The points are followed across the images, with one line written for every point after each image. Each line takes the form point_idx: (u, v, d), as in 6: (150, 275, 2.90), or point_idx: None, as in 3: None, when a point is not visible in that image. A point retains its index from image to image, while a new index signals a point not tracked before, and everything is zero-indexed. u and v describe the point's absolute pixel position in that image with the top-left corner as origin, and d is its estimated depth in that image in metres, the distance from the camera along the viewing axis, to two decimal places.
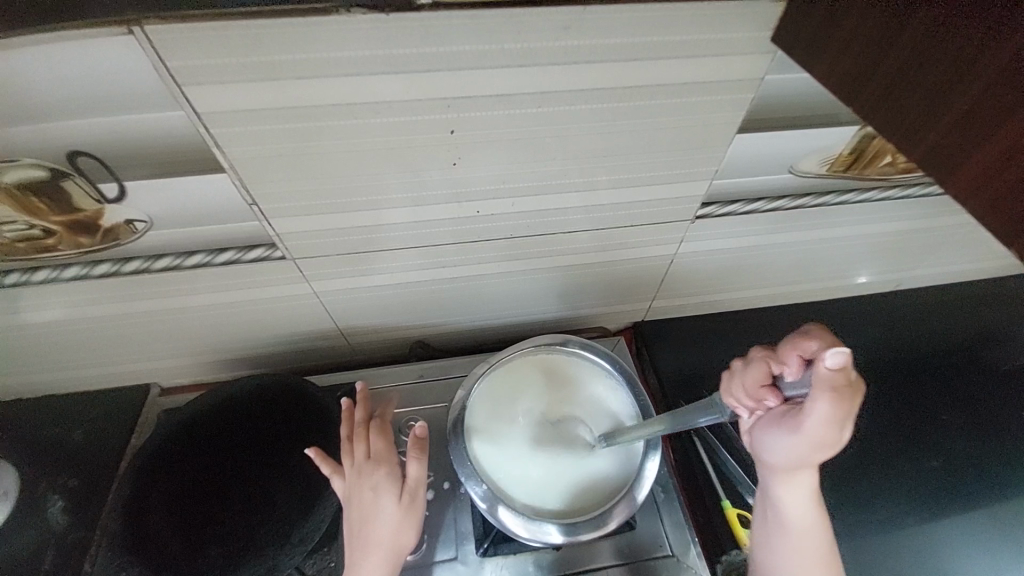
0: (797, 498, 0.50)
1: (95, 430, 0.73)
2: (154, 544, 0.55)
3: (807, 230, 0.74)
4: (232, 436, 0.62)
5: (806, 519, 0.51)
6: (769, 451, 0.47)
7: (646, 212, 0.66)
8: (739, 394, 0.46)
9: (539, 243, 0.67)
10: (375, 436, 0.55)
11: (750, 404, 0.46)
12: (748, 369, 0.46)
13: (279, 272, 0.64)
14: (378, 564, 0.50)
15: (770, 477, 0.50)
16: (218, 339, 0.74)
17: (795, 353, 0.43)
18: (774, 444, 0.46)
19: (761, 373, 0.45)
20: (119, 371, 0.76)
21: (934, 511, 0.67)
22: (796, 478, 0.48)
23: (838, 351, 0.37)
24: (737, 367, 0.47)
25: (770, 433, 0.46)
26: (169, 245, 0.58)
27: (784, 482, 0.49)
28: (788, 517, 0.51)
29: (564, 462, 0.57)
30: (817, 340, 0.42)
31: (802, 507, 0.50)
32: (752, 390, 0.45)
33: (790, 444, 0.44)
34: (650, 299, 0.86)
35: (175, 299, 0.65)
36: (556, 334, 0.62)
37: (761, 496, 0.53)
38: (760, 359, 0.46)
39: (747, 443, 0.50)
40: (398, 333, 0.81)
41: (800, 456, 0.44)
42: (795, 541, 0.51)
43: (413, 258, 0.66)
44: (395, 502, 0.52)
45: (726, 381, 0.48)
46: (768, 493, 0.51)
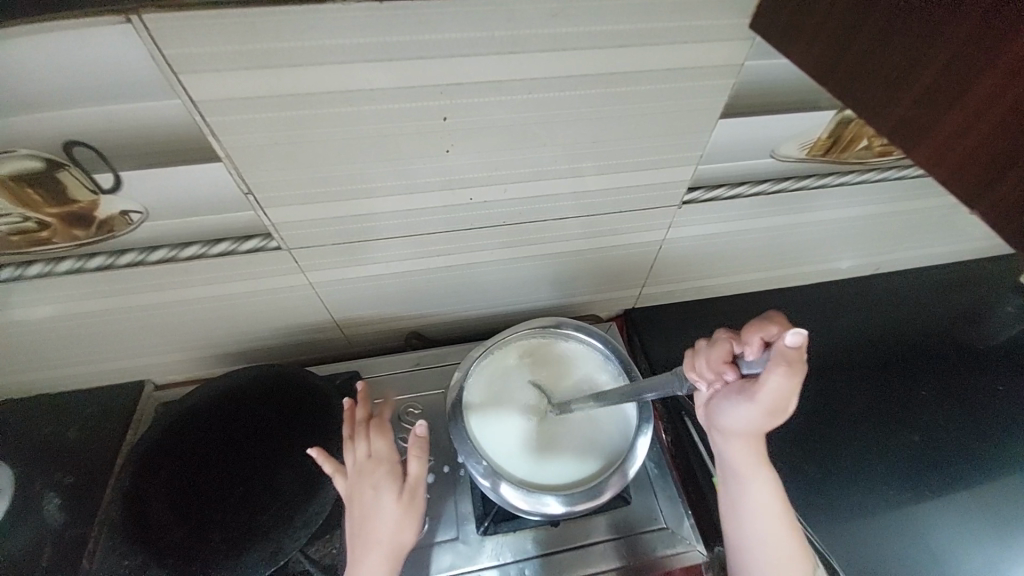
0: (753, 464, 0.52)
1: (88, 428, 0.73)
2: (154, 533, 0.55)
3: (788, 215, 0.77)
4: (227, 425, 0.63)
5: (761, 484, 0.53)
6: (721, 419, 0.49)
7: (633, 197, 0.67)
8: (700, 367, 0.46)
9: (531, 230, 0.69)
10: (377, 434, 0.55)
11: (710, 379, 0.46)
12: (713, 346, 0.47)
13: (275, 263, 0.64)
14: (377, 562, 0.50)
15: (718, 445, 0.53)
16: (212, 334, 0.75)
17: (757, 335, 0.45)
18: (728, 413, 0.48)
19: (725, 351, 0.46)
20: (112, 367, 0.76)
21: (914, 481, 0.70)
22: (745, 443, 0.51)
23: (796, 331, 0.39)
24: (701, 345, 0.48)
25: (727, 403, 0.48)
26: (163, 236, 0.58)
27: (745, 455, 0.52)
28: (744, 482, 0.53)
29: (557, 439, 0.58)
30: (778, 325, 0.45)
31: (760, 478, 0.52)
32: (714, 364, 0.46)
33: (743, 414, 0.47)
34: (640, 285, 0.88)
35: (169, 292, 0.65)
36: (550, 318, 0.64)
37: (724, 479, 0.55)
38: (724, 339, 0.47)
39: (703, 414, 0.52)
40: (392, 324, 0.82)
41: (751, 422, 0.47)
42: (755, 511, 0.53)
43: (408, 247, 0.67)
44: (395, 500, 0.52)
45: (690, 356, 0.48)
46: (722, 462, 0.54)
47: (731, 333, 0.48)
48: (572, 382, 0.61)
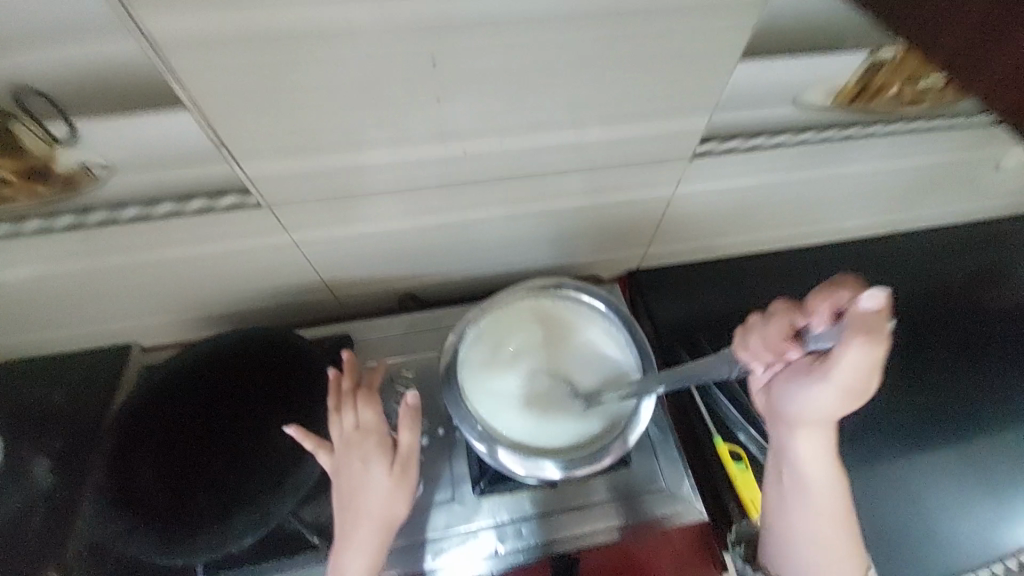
0: (816, 451, 0.45)
1: (77, 391, 0.72)
2: (143, 496, 0.56)
3: (805, 169, 0.72)
4: (210, 390, 0.61)
5: (823, 478, 0.47)
6: (791, 405, 0.43)
7: (641, 150, 0.62)
8: (756, 347, 0.41)
9: (530, 185, 0.64)
10: (363, 404, 0.54)
11: (767, 359, 0.40)
12: (771, 321, 0.41)
13: (256, 222, 0.60)
14: (370, 532, 0.51)
15: (781, 434, 0.46)
16: (198, 296, 0.72)
17: (826, 302, 0.38)
18: (800, 397, 0.42)
19: (785, 325, 0.40)
20: (98, 329, 0.74)
21: (920, 441, 0.69)
22: (815, 432, 0.45)
23: (876, 292, 0.34)
24: (756, 321, 0.42)
25: (793, 387, 0.42)
26: (131, 191, 0.55)
27: (808, 441, 0.45)
28: (803, 476, 0.47)
29: (558, 403, 0.56)
30: (849, 290, 0.38)
31: (821, 465, 0.46)
32: (774, 342, 0.40)
33: (815, 397, 0.41)
34: (645, 245, 0.84)
35: (146, 253, 0.62)
36: (550, 278, 0.61)
37: (777, 463, 0.49)
38: (784, 312, 0.41)
39: (761, 399, 0.47)
40: (386, 285, 0.79)
41: (827, 406, 0.41)
42: (812, 499, 0.48)
43: (398, 203, 0.62)
44: (387, 472, 0.52)
45: (743, 334, 0.42)
46: (779, 452, 0.48)
47: (790, 302, 0.42)
48: (572, 346, 0.59)
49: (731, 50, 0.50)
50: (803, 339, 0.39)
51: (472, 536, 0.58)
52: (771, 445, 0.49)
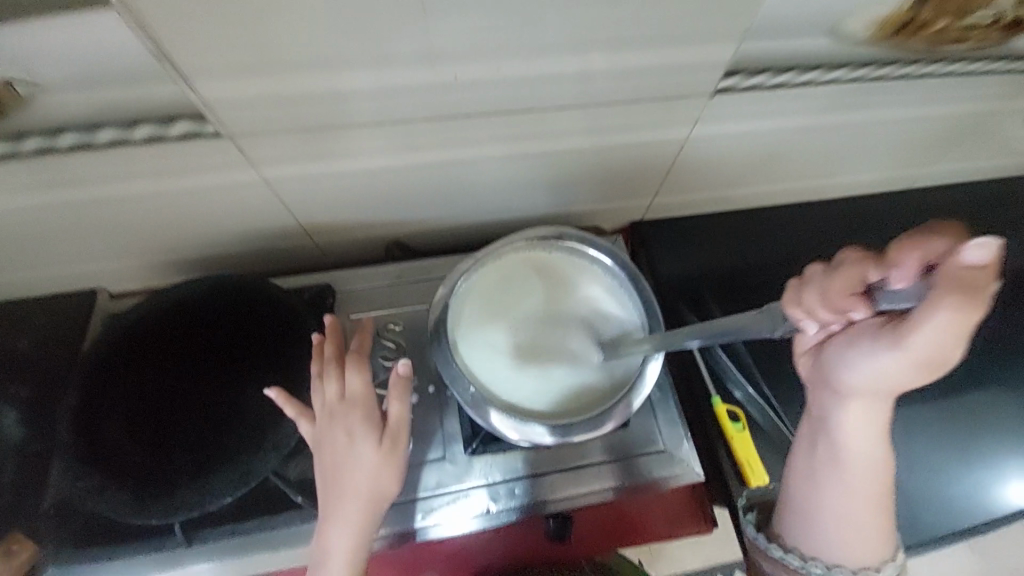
0: (864, 424, 0.40)
1: (39, 338, 0.66)
2: (115, 454, 0.52)
3: (835, 114, 0.65)
4: (182, 343, 0.57)
5: (868, 456, 0.41)
6: (844, 371, 0.39)
7: (659, 83, 0.54)
8: (810, 306, 0.36)
9: (530, 121, 0.57)
10: (351, 370, 0.50)
11: (827, 319, 0.36)
12: (834, 276, 0.35)
13: (215, 154, 0.52)
14: (353, 509, 0.47)
15: (824, 402, 0.41)
16: (160, 239, 0.65)
17: (911, 254, 0.31)
18: (858, 364, 0.37)
19: (851, 281, 0.34)
20: (51, 273, 0.67)
21: (920, 400, 0.68)
22: (868, 407, 0.39)
23: (983, 243, 0.27)
24: (816, 275, 0.37)
25: (854, 352, 0.38)
26: (71, 115, 0.47)
27: (857, 411, 0.40)
28: (844, 450, 0.41)
29: (557, 364, 0.52)
30: (948, 238, 0.30)
31: (868, 442, 0.41)
32: (834, 301, 0.35)
33: (880, 364, 0.36)
34: (652, 193, 0.77)
35: (91, 189, 0.54)
36: (551, 228, 0.56)
37: (812, 434, 0.44)
38: (853, 265, 0.35)
39: (808, 365, 0.43)
40: (370, 231, 0.72)
41: (890, 376, 0.36)
42: (851, 478, 0.42)
43: (380, 138, 0.55)
44: (375, 446, 0.48)
45: (801, 290, 0.37)
46: (817, 422, 0.43)
47: (864, 252, 0.35)
48: (573, 303, 0.55)
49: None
50: (874, 297, 0.33)
51: (462, 495, 0.56)
52: (809, 414, 0.44)
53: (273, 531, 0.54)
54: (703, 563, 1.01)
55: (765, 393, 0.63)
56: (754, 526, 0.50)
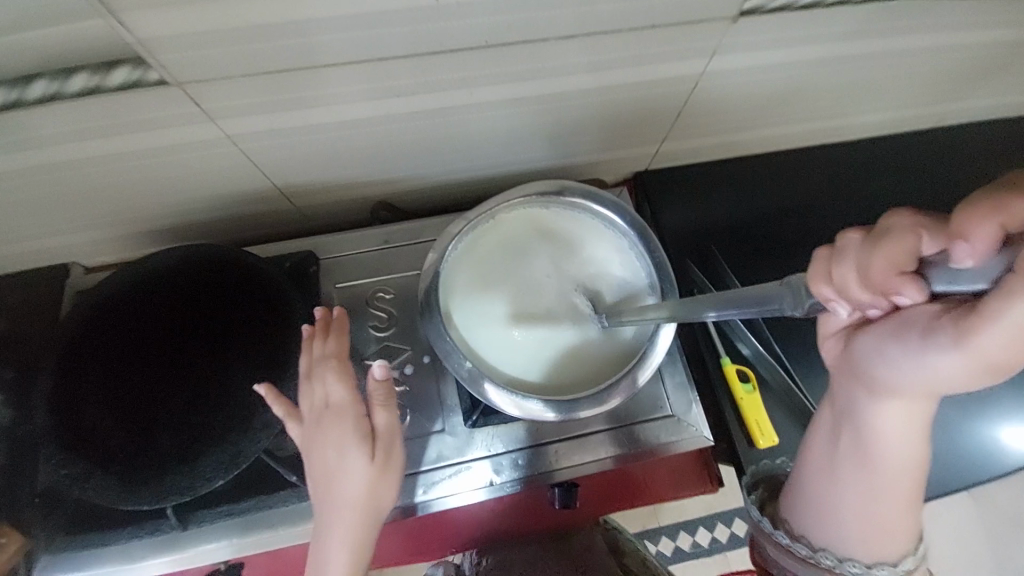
0: (900, 422, 0.35)
1: (11, 315, 0.62)
2: (98, 438, 0.49)
3: (879, 40, 0.55)
4: (158, 319, 0.53)
5: (901, 456, 0.37)
6: (885, 365, 0.33)
7: (673, 3, 0.46)
8: (842, 282, 0.28)
9: (526, 56, 0.49)
10: (336, 375, 0.45)
11: (863, 301, 0.28)
12: (879, 245, 0.27)
13: (164, 107, 0.46)
14: (346, 532, 0.42)
15: (854, 394, 0.36)
16: (124, 207, 0.59)
17: (987, 222, 0.23)
18: (903, 359, 0.32)
19: (901, 253, 0.26)
20: (11, 249, 0.62)
21: None
22: (909, 403, 0.34)
23: None
24: (853, 242, 0.28)
25: (899, 343, 0.32)
26: None
27: (892, 408, 0.35)
28: (872, 446, 0.37)
29: (558, 330, 0.48)
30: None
31: (904, 442, 0.36)
32: (875, 277, 0.27)
33: (928, 361, 0.30)
34: (661, 140, 0.70)
35: (32, 153, 0.48)
36: (552, 182, 0.50)
37: (835, 425, 0.39)
38: (905, 231, 0.26)
39: (835, 350, 0.38)
40: (355, 191, 0.66)
41: (943, 377, 0.30)
42: (877, 477, 0.38)
43: (353, 82, 0.48)
44: (367, 462, 0.43)
45: (830, 263, 0.29)
46: (844, 414, 0.38)
47: (918, 215, 0.27)
48: (575, 267, 0.50)
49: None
50: (927, 275, 0.25)
51: (465, 468, 0.54)
52: (833, 403, 0.39)
53: (268, 510, 0.52)
54: (708, 514, 1.02)
55: (776, 351, 0.59)
56: (756, 506, 0.47)
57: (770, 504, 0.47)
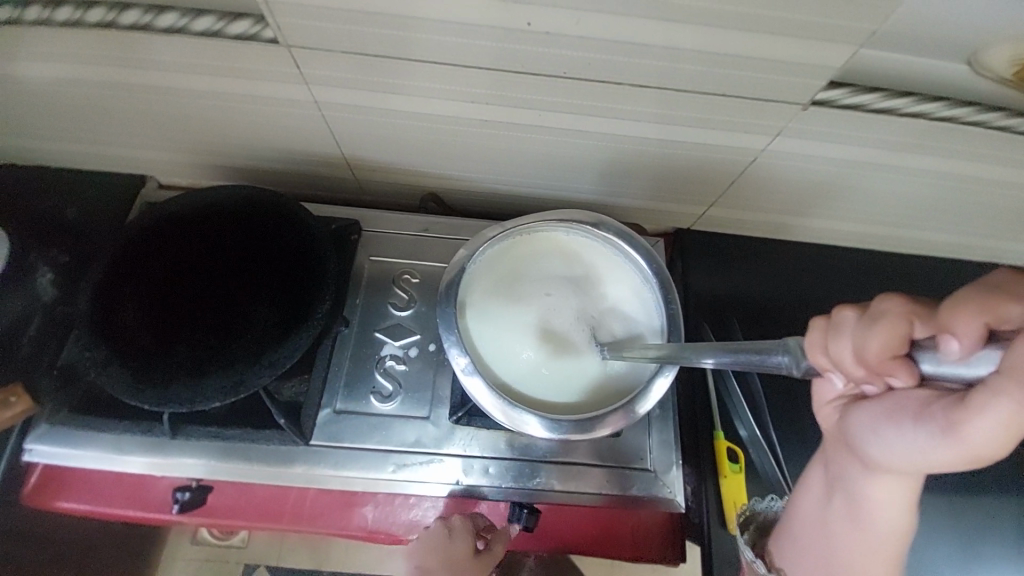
0: (887, 498, 0.35)
1: (86, 209, 0.69)
2: (123, 333, 0.53)
3: (951, 160, 0.55)
4: (207, 245, 0.58)
5: (886, 531, 0.36)
6: (862, 441, 0.33)
7: (750, 77, 0.48)
8: (838, 357, 0.28)
9: (599, 94, 0.52)
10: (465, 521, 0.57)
11: (855, 375, 0.28)
12: (872, 327, 0.27)
13: (270, 63, 0.51)
14: None
15: (844, 458, 0.36)
16: (207, 140, 0.65)
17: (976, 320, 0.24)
18: (876, 436, 0.32)
19: (894, 336, 0.26)
20: (106, 154, 0.69)
21: (970, 497, 0.58)
22: (895, 483, 0.34)
23: None
24: (848, 320, 0.28)
25: (887, 422, 0.31)
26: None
27: (881, 483, 0.34)
28: (855, 515, 0.36)
29: (564, 353, 0.48)
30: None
31: (889, 517, 0.35)
32: (868, 356, 0.27)
33: (905, 438, 0.29)
34: (709, 205, 0.71)
35: (150, 74, 0.54)
36: (590, 213, 0.52)
37: (826, 487, 0.39)
38: (898, 316, 0.27)
39: (834, 419, 0.37)
40: (411, 179, 0.71)
41: (919, 461, 0.29)
42: (857, 546, 0.37)
43: (438, 79, 0.52)
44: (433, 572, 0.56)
45: (826, 334, 0.29)
46: (836, 478, 0.38)
47: (914, 300, 0.27)
48: (593, 298, 0.51)
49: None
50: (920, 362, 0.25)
51: (436, 461, 0.55)
52: (826, 466, 0.39)
53: (254, 443, 0.54)
54: None
55: (772, 439, 0.58)
56: (749, 548, 0.47)
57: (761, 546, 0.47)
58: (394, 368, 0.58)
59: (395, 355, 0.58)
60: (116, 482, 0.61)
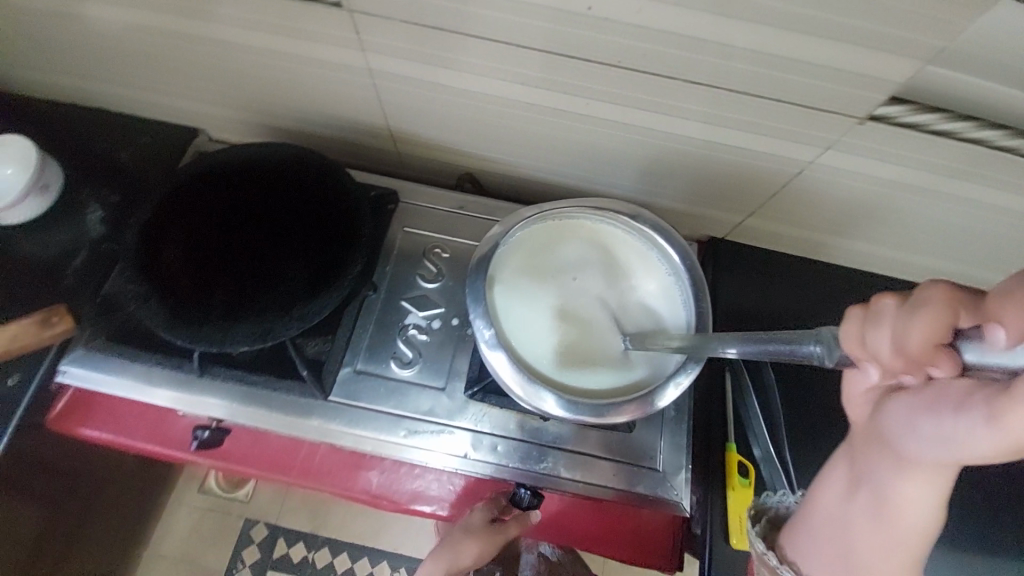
0: (916, 499, 0.31)
1: (139, 155, 0.71)
2: (165, 272, 0.55)
3: (1010, 190, 0.53)
4: (251, 197, 0.60)
5: (911, 534, 0.32)
6: (898, 432, 0.30)
7: (806, 84, 0.47)
8: (876, 348, 0.26)
9: (649, 87, 0.52)
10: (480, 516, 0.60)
11: (893, 366, 0.26)
12: (914, 315, 0.24)
13: (331, 25, 0.52)
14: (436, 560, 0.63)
15: (876, 452, 0.33)
16: (260, 99, 0.67)
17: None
18: (913, 426, 0.29)
19: (937, 325, 0.24)
20: (164, 104, 0.72)
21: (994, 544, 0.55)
22: (928, 482, 0.30)
23: None
24: (887, 309, 0.26)
25: (922, 412, 0.28)
26: None
27: (912, 481, 0.31)
28: (877, 514, 0.33)
29: (587, 339, 0.49)
30: None
31: (916, 518, 0.32)
32: (908, 347, 0.24)
33: (945, 428, 0.27)
34: (745, 215, 0.69)
35: (214, 27, 0.56)
36: (627, 204, 0.52)
37: (847, 481, 0.36)
38: (942, 302, 0.24)
39: (862, 411, 0.34)
40: (450, 157, 0.71)
41: (959, 454, 0.27)
42: (874, 547, 0.34)
43: (491, 57, 0.52)
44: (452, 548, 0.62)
45: (863, 324, 0.27)
46: (861, 475, 0.34)
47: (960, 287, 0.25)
48: (620, 289, 0.51)
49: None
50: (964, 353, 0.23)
51: (448, 431, 0.56)
52: (850, 460, 0.36)
53: (277, 392, 0.56)
54: None
55: (786, 459, 0.56)
56: (759, 539, 0.43)
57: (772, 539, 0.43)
58: (416, 337, 0.59)
59: (418, 325, 0.60)
60: (140, 416, 0.64)
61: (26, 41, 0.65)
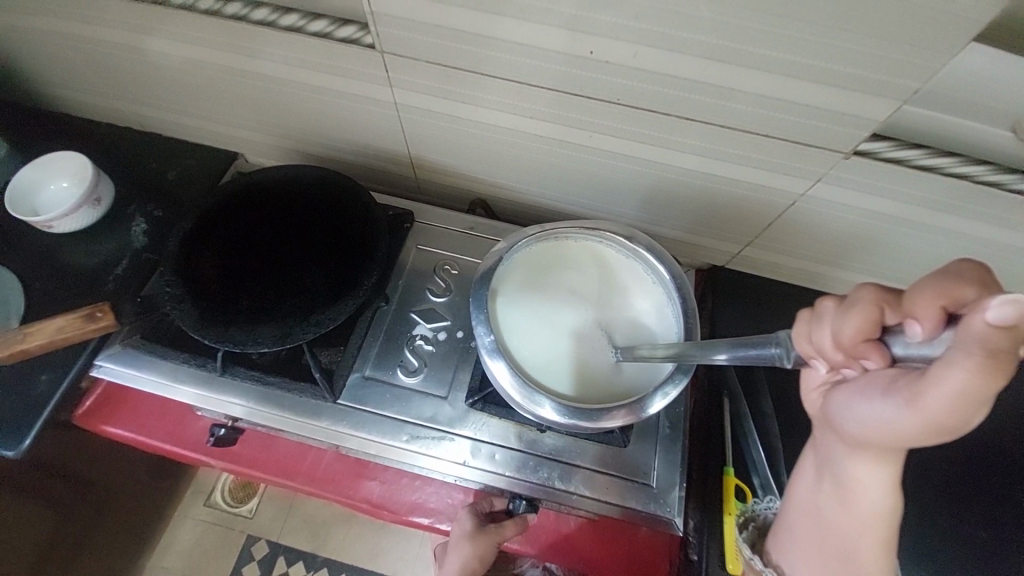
0: (873, 478, 0.34)
1: (184, 175, 0.79)
2: (199, 277, 0.60)
3: (1000, 224, 0.54)
4: (281, 214, 0.65)
5: (876, 508, 0.35)
6: (840, 418, 0.32)
7: (792, 121, 0.51)
8: (820, 344, 0.30)
9: (649, 123, 0.57)
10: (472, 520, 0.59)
11: (837, 362, 0.29)
12: (847, 313, 0.28)
13: (364, 64, 0.59)
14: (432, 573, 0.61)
15: (830, 441, 0.36)
16: (295, 127, 0.74)
17: (932, 304, 0.25)
18: (851, 410, 0.31)
19: (865, 321, 0.28)
20: (211, 130, 0.80)
21: None
22: (879, 463, 0.33)
23: (1008, 297, 0.20)
24: (829, 310, 0.30)
25: (861, 399, 0.30)
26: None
27: (863, 461, 0.33)
28: (844, 494, 0.36)
29: (582, 350, 0.51)
30: (977, 288, 0.24)
31: (875, 492, 0.34)
32: (844, 342, 0.28)
33: (879, 412, 0.28)
34: (743, 245, 0.72)
35: (263, 64, 0.64)
36: (624, 227, 0.55)
37: (817, 462, 0.39)
38: (869, 303, 0.28)
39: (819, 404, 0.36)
40: (464, 184, 0.77)
41: (889, 436, 0.29)
42: (845, 523, 0.37)
43: (504, 93, 0.58)
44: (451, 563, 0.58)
45: (810, 324, 0.31)
46: (825, 458, 0.37)
47: (889, 290, 0.28)
48: (616, 306, 0.54)
49: (1001, 6, 0.37)
50: (890, 346, 0.27)
51: (448, 438, 0.57)
52: (818, 446, 0.38)
53: (289, 393, 0.59)
54: None
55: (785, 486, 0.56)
56: (747, 547, 0.47)
57: (760, 546, 0.47)
58: (422, 347, 0.62)
59: (425, 336, 0.63)
60: (160, 415, 0.67)
61: (101, 75, 0.74)
